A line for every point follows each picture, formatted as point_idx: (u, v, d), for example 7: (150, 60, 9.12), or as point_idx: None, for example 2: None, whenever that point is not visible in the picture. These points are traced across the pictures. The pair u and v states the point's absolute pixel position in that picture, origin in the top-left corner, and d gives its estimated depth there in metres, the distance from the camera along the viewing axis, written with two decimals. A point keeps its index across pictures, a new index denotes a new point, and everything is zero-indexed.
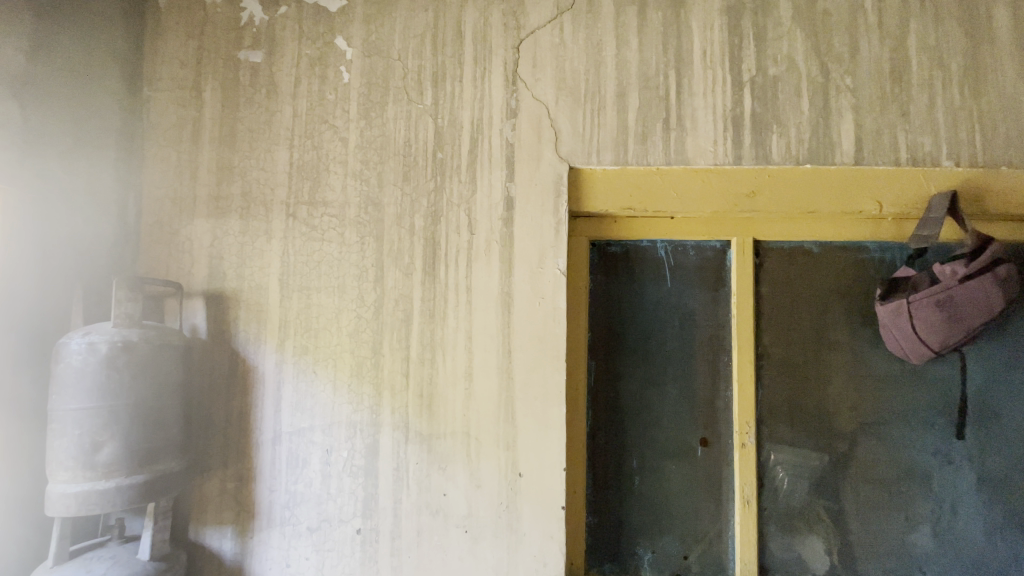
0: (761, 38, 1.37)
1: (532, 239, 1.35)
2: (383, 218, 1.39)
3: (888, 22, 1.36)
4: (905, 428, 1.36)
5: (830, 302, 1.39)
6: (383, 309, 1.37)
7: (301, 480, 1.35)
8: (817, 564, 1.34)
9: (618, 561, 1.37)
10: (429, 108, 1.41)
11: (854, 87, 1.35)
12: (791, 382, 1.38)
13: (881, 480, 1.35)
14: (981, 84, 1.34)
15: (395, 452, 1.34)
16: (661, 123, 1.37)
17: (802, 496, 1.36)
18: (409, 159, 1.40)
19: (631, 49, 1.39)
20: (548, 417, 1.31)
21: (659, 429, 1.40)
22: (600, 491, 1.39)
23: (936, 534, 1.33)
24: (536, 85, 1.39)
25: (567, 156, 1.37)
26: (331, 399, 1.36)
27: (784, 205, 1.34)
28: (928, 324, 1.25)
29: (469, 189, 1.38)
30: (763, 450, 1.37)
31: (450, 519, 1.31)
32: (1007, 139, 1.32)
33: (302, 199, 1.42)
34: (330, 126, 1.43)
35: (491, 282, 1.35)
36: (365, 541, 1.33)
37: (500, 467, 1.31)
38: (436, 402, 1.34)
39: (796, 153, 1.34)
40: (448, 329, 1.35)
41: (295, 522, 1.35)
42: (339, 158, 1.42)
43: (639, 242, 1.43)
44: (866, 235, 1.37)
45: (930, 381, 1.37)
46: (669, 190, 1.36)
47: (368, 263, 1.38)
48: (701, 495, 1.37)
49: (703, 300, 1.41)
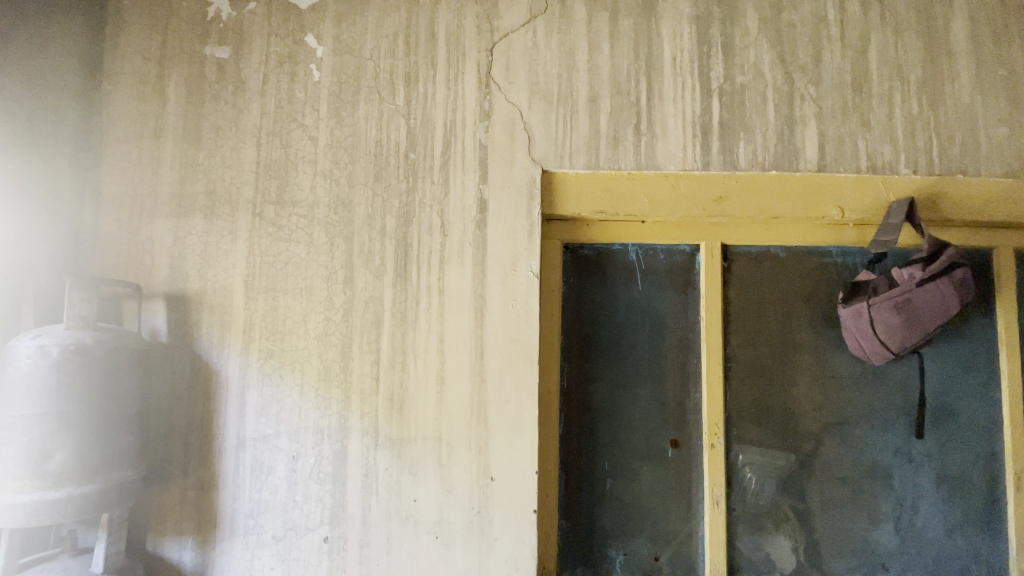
0: (729, 47, 1.40)
1: (505, 241, 1.35)
2: (354, 219, 1.37)
3: (850, 34, 1.41)
4: (867, 428, 1.40)
5: (795, 305, 1.43)
6: (353, 311, 1.34)
7: (265, 488, 1.31)
8: (784, 563, 1.37)
9: (591, 564, 1.37)
10: (401, 108, 1.40)
11: (817, 97, 1.39)
12: (759, 384, 1.41)
13: (845, 479, 1.39)
14: (936, 96, 1.39)
15: (364, 458, 1.31)
16: (632, 128, 1.38)
17: (769, 495, 1.38)
18: (381, 159, 1.38)
19: (603, 54, 1.40)
20: (520, 421, 1.30)
21: (631, 431, 1.40)
22: (573, 494, 1.39)
23: (898, 531, 1.37)
24: (509, 88, 1.39)
25: (540, 159, 1.37)
26: (298, 404, 1.33)
27: (750, 210, 1.37)
28: (888, 326, 1.29)
29: (442, 190, 1.37)
30: (732, 450, 1.39)
31: (420, 525, 1.29)
32: (962, 149, 1.38)
33: (270, 198, 1.39)
34: (300, 125, 1.41)
35: (463, 284, 1.34)
36: (333, 550, 1.29)
37: (471, 471, 1.30)
38: (406, 406, 1.32)
39: (763, 159, 1.37)
40: (419, 332, 1.33)
41: (259, 531, 1.31)
42: (308, 158, 1.39)
43: (612, 245, 1.44)
44: (829, 240, 1.41)
45: (891, 382, 1.41)
46: (639, 194, 1.38)
47: (338, 265, 1.36)
48: (672, 497, 1.38)
49: (674, 302, 1.43)
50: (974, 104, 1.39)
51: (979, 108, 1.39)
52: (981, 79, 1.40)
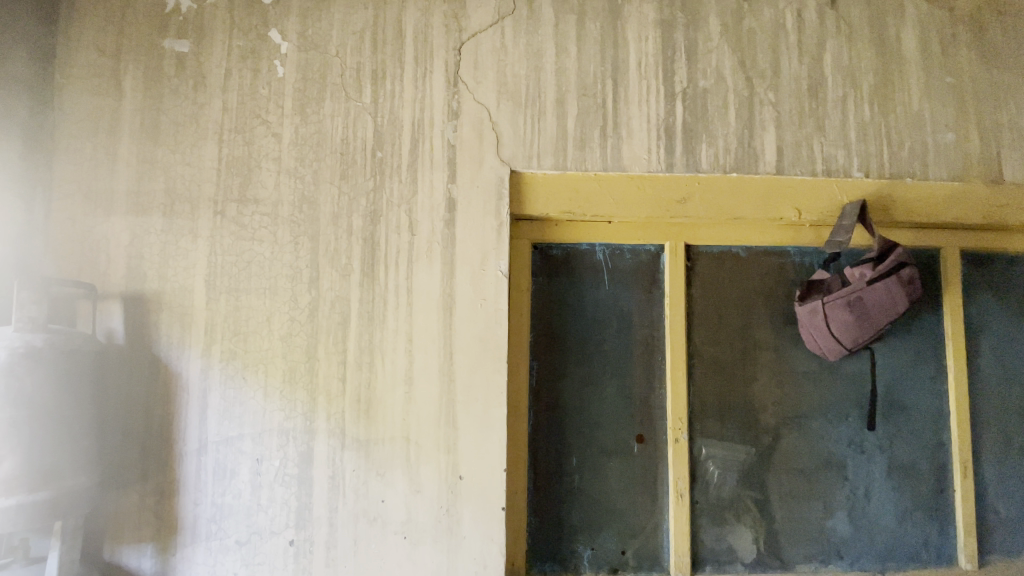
0: (693, 52, 1.44)
1: (473, 240, 1.35)
2: (319, 217, 1.35)
3: (807, 42, 1.46)
4: (823, 421, 1.46)
5: (756, 303, 1.47)
6: (319, 311, 1.33)
7: (228, 491, 1.29)
8: (745, 552, 1.41)
9: (559, 560, 1.38)
10: (368, 106, 1.38)
11: (776, 102, 1.43)
12: (721, 380, 1.45)
13: (802, 471, 1.44)
14: (887, 103, 1.46)
15: (330, 459, 1.29)
16: (599, 130, 1.40)
17: (731, 487, 1.43)
18: (347, 157, 1.37)
19: (570, 56, 1.42)
20: (488, 420, 1.31)
21: (599, 427, 1.43)
22: (542, 490, 1.40)
23: (851, 519, 1.43)
24: (477, 88, 1.39)
25: (508, 159, 1.38)
26: (262, 406, 1.31)
27: (712, 211, 1.41)
28: (841, 323, 1.35)
29: (410, 190, 1.36)
30: (695, 444, 1.43)
31: (388, 526, 1.28)
32: (911, 154, 1.44)
33: (232, 196, 1.36)
34: (263, 121, 1.38)
35: (431, 284, 1.34)
36: (299, 553, 1.28)
37: (440, 471, 1.29)
38: (374, 407, 1.30)
39: (724, 162, 1.41)
40: (387, 332, 1.32)
41: (222, 537, 1.28)
42: (272, 155, 1.37)
43: (580, 245, 1.46)
44: (787, 240, 1.47)
45: (845, 377, 1.47)
46: (606, 195, 1.40)
47: (302, 264, 1.34)
48: (638, 491, 1.41)
49: (640, 300, 1.46)
50: (922, 111, 1.46)
51: (927, 115, 1.46)
52: (929, 87, 1.47)
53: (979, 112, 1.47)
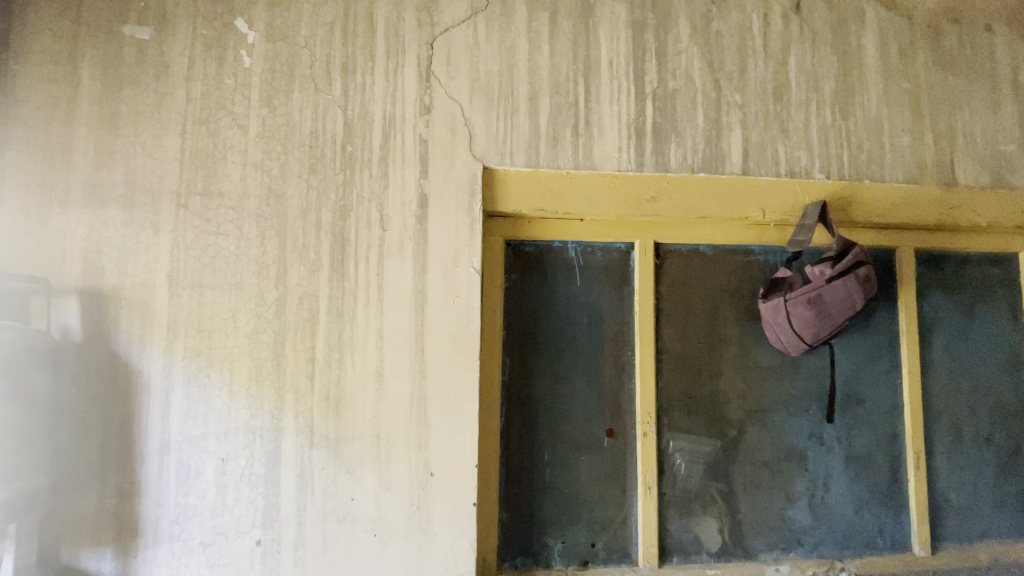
0: (663, 53, 1.46)
1: (445, 236, 1.34)
2: (287, 212, 1.32)
3: (772, 46, 1.50)
4: (786, 414, 1.51)
5: (722, 300, 1.51)
6: (286, 308, 1.30)
7: (192, 492, 1.26)
8: (711, 542, 1.45)
9: (531, 554, 1.40)
10: (338, 99, 1.36)
11: (742, 103, 1.47)
12: (688, 375, 1.49)
13: (766, 462, 1.49)
14: (847, 107, 1.51)
15: (298, 458, 1.27)
16: (571, 128, 1.41)
17: (697, 479, 1.46)
18: (316, 151, 1.35)
19: (543, 54, 1.42)
20: (460, 416, 1.31)
21: (570, 422, 1.45)
22: (513, 485, 1.41)
23: (811, 508, 1.49)
24: (450, 83, 1.38)
25: (481, 156, 1.38)
26: (227, 405, 1.28)
27: (680, 210, 1.43)
28: (802, 319, 1.39)
29: (381, 184, 1.34)
30: (663, 438, 1.46)
31: (358, 524, 1.27)
32: (870, 157, 1.50)
33: (196, 188, 1.32)
34: (229, 113, 1.34)
35: (402, 280, 1.32)
36: (266, 553, 1.25)
37: (410, 468, 1.29)
38: (343, 404, 1.29)
39: (693, 162, 1.44)
40: (357, 329, 1.31)
41: (186, 538, 1.25)
42: (238, 147, 1.33)
43: (552, 242, 1.47)
44: (752, 239, 1.51)
45: (807, 372, 1.52)
46: (578, 193, 1.41)
47: (270, 260, 1.31)
48: (608, 485, 1.44)
49: (611, 297, 1.48)
50: (880, 116, 1.52)
51: (885, 119, 1.52)
52: (887, 93, 1.53)
53: (933, 118, 1.54)
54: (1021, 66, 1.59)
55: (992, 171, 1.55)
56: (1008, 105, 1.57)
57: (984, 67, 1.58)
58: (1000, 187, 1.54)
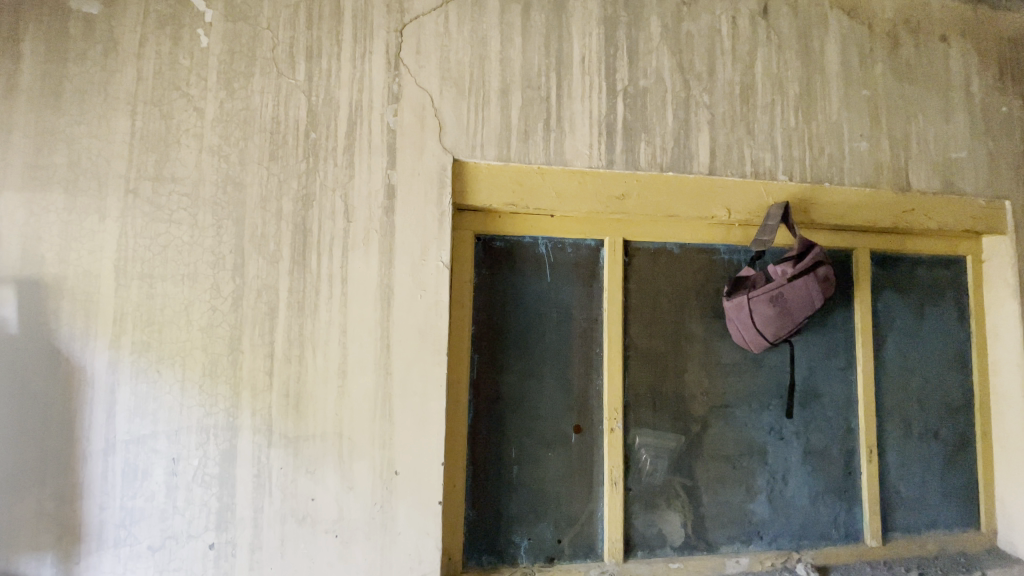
0: (634, 51, 1.46)
1: (413, 229, 1.31)
2: (246, 200, 1.27)
3: (740, 48, 1.53)
4: (747, 410, 1.54)
5: (689, 297, 1.54)
6: (243, 301, 1.25)
7: (140, 494, 1.19)
8: (674, 536, 1.47)
9: (497, 551, 1.39)
10: (302, 84, 1.31)
11: (710, 104, 1.49)
12: (654, 371, 1.50)
13: (728, 457, 1.52)
14: (810, 112, 1.55)
15: (255, 457, 1.22)
16: (542, 123, 1.40)
17: (662, 474, 1.48)
18: (278, 137, 1.29)
19: (515, 47, 1.40)
20: (426, 413, 1.28)
21: (538, 418, 1.44)
22: (480, 483, 1.40)
23: (770, 501, 1.53)
24: (419, 72, 1.35)
25: (450, 147, 1.35)
26: (178, 402, 1.21)
27: (649, 208, 1.44)
28: (764, 317, 1.42)
29: (346, 174, 1.30)
30: (629, 433, 1.47)
31: (318, 525, 1.22)
32: (830, 161, 1.55)
33: (146, 173, 1.25)
34: (183, 94, 1.27)
35: (368, 273, 1.29)
36: (219, 557, 1.20)
37: (374, 466, 1.25)
38: (304, 401, 1.24)
39: (662, 161, 1.45)
40: (318, 323, 1.26)
41: (133, 542, 1.18)
42: (193, 131, 1.27)
43: (523, 237, 1.47)
44: (718, 238, 1.54)
45: (768, 369, 1.57)
46: (549, 188, 1.40)
47: (226, 250, 1.25)
48: (575, 481, 1.44)
49: (580, 293, 1.48)
50: (841, 121, 1.57)
51: (845, 125, 1.57)
52: (848, 98, 1.58)
53: (890, 124, 1.60)
54: (971, 78, 1.67)
55: (942, 177, 1.62)
56: (959, 114, 1.65)
57: (938, 77, 1.65)
58: (951, 193, 1.62)
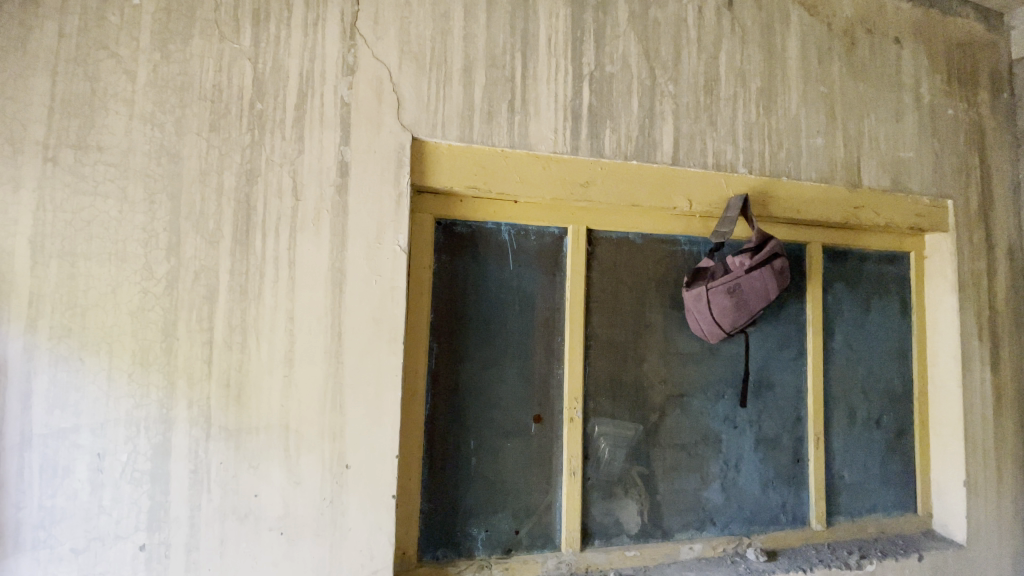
0: (601, 35, 1.44)
1: (368, 211, 1.25)
2: (182, 173, 1.16)
3: (705, 38, 1.52)
4: (703, 399, 1.56)
5: (650, 287, 1.54)
6: (179, 283, 1.15)
7: (60, 492, 1.08)
8: (630, 524, 1.48)
9: (453, 544, 1.35)
10: (247, 50, 1.21)
11: (675, 94, 1.48)
12: (614, 360, 1.50)
13: (684, 445, 1.54)
14: (770, 106, 1.57)
15: (192, 452, 1.13)
16: (506, 104, 1.35)
17: (620, 463, 1.48)
18: (220, 106, 1.19)
19: (479, 24, 1.35)
20: (380, 404, 1.22)
21: (497, 408, 1.41)
22: (436, 475, 1.36)
23: (724, 488, 1.56)
24: (377, 44, 1.28)
25: (409, 125, 1.28)
26: (104, 393, 1.11)
27: (612, 196, 1.43)
28: (722, 308, 1.44)
29: (295, 149, 1.22)
30: (589, 423, 1.47)
31: (261, 522, 1.15)
32: (788, 155, 1.57)
33: (68, 140, 1.13)
34: (111, 54, 1.15)
35: (318, 255, 1.21)
36: (151, 559, 1.11)
37: (323, 460, 1.19)
38: (246, 392, 1.16)
39: (626, 149, 1.44)
40: (263, 308, 1.18)
41: (53, 545, 1.08)
42: (122, 95, 1.15)
43: (485, 223, 1.42)
44: (679, 229, 1.55)
45: (724, 358, 1.59)
46: (512, 173, 1.36)
47: (159, 228, 1.15)
48: (533, 471, 1.42)
49: (541, 281, 1.46)
50: (800, 116, 1.59)
51: (802, 120, 1.60)
52: (807, 94, 1.61)
53: (846, 122, 1.64)
54: (921, 81, 1.74)
55: (891, 175, 1.68)
56: (908, 115, 1.71)
57: (891, 77, 1.70)
58: (898, 191, 1.68)
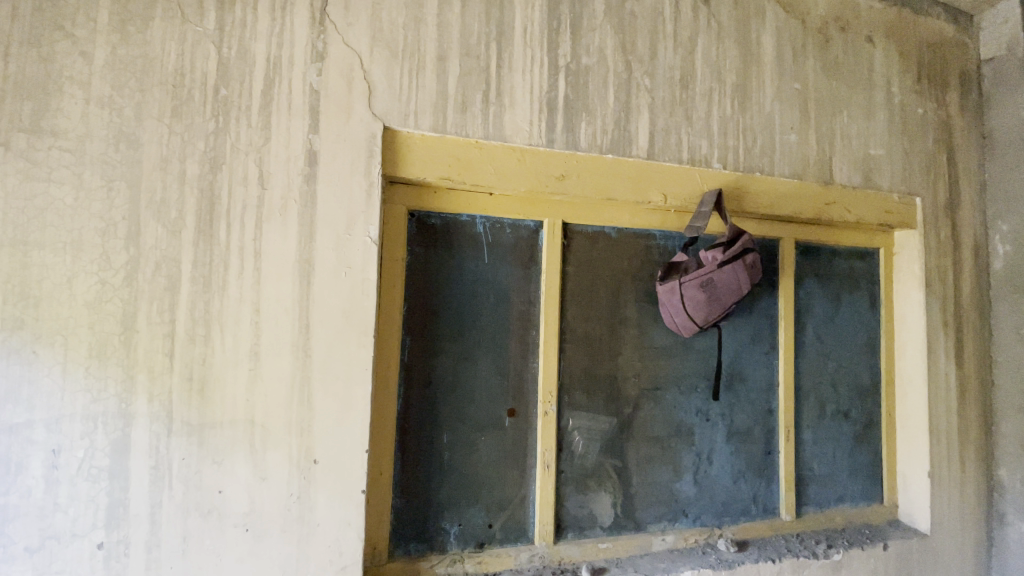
0: (577, 27, 1.43)
1: (338, 201, 1.22)
2: (142, 160, 1.12)
3: (682, 33, 1.52)
4: (677, 392, 1.57)
5: (625, 281, 1.54)
6: (138, 274, 1.11)
7: (13, 490, 1.04)
8: (604, 517, 1.49)
9: (425, 539, 1.34)
10: (211, 34, 1.18)
11: (651, 88, 1.48)
12: (589, 354, 1.50)
13: (657, 438, 1.55)
14: (745, 102, 1.58)
15: (153, 448, 1.10)
16: (480, 95, 1.33)
17: (594, 456, 1.49)
18: (183, 92, 1.15)
19: (454, 12, 1.33)
20: (349, 398, 1.21)
21: (471, 402, 1.40)
22: (409, 469, 1.34)
23: (696, 480, 1.58)
24: (347, 30, 1.25)
25: (381, 114, 1.26)
26: (59, 387, 1.07)
27: (588, 190, 1.42)
28: (695, 302, 1.45)
29: (261, 137, 1.19)
30: (563, 416, 1.47)
31: (226, 519, 1.13)
32: (762, 151, 1.59)
33: (19, 124, 1.07)
34: (67, 35, 1.11)
35: (285, 247, 1.18)
36: (110, 557, 1.08)
37: (291, 455, 1.17)
38: (210, 386, 1.13)
39: (602, 142, 1.43)
40: (227, 300, 1.15)
41: (6, 544, 1.04)
42: (78, 78, 1.10)
43: (460, 215, 1.41)
44: (654, 224, 1.55)
45: (697, 352, 1.60)
46: (486, 164, 1.34)
47: (118, 216, 1.11)
48: (507, 465, 1.42)
49: (516, 275, 1.45)
50: (774, 113, 1.61)
51: (776, 117, 1.61)
52: (781, 91, 1.62)
53: (818, 119, 1.66)
54: (892, 80, 1.77)
55: (862, 173, 1.71)
56: (880, 113, 1.74)
57: (863, 76, 1.73)
58: (869, 188, 1.71)
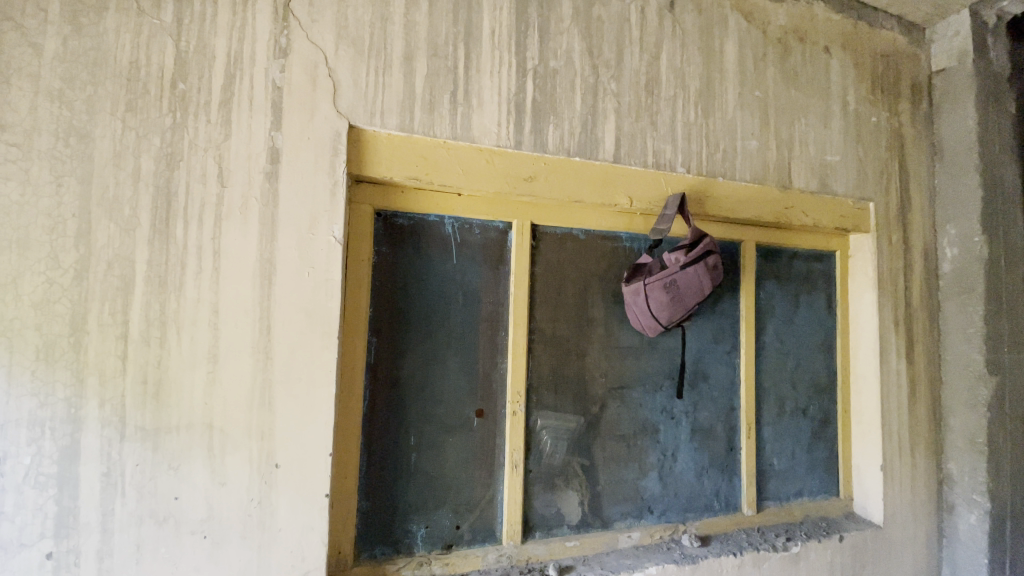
0: (545, 31, 1.44)
1: (301, 200, 1.20)
2: (94, 155, 1.09)
3: (647, 39, 1.56)
4: (642, 391, 1.60)
5: (592, 282, 1.56)
6: (89, 273, 1.07)
7: None
8: (571, 515, 1.51)
9: (392, 541, 1.34)
10: (169, 27, 1.14)
11: (617, 92, 1.51)
12: (556, 354, 1.51)
13: (624, 436, 1.58)
14: (708, 108, 1.62)
15: (105, 453, 1.07)
16: (448, 96, 1.33)
17: (561, 456, 1.50)
18: (139, 86, 1.12)
19: (421, 12, 1.32)
20: (312, 401, 1.19)
21: (438, 403, 1.40)
22: (375, 472, 1.33)
23: (661, 477, 1.61)
24: (311, 26, 1.23)
25: (346, 112, 1.25)
26: (3, 392, 1.02)
27: (555, 191, 1.44)
28: (659, 303, 1.48)
29: (221, 133, 1.16)
30: (531, 416, 1.48)
31: (182, 526, 1.10)
32: (724, 156, 1.63)
33: None
34: (14, 25, 1.06)
35: (245, 246, 1.16)
36: (59, 568, 1.04)
37: (251, 459, 1.14)
38: (165, 389, 1.10)
39: (569, 144, 1.45)
40: (185, 301, 1.12)
41: None
42: (26, 70, 1.06)
43: (428, 215, 1.40)
44: (620, 226, 1.58)
45: (662, 352, 1.64)
46: (453, 164, 1.34)
47: (68, 213, 1.07)
48: (475, 465, 1.42)
49: (485, 276, 1.45)
50: (735, 119, 1.66)
51: (738, 123, 1.66)
52: (742, 98, 1.67)
53: (778, 126, 1.72)
54: (847, 89, 1.84)
55: (819, 178, 1.77)
56: (835, 121, 1.81)
57: (820, 85, 1.80)
58: (825, 193, 1.78)
